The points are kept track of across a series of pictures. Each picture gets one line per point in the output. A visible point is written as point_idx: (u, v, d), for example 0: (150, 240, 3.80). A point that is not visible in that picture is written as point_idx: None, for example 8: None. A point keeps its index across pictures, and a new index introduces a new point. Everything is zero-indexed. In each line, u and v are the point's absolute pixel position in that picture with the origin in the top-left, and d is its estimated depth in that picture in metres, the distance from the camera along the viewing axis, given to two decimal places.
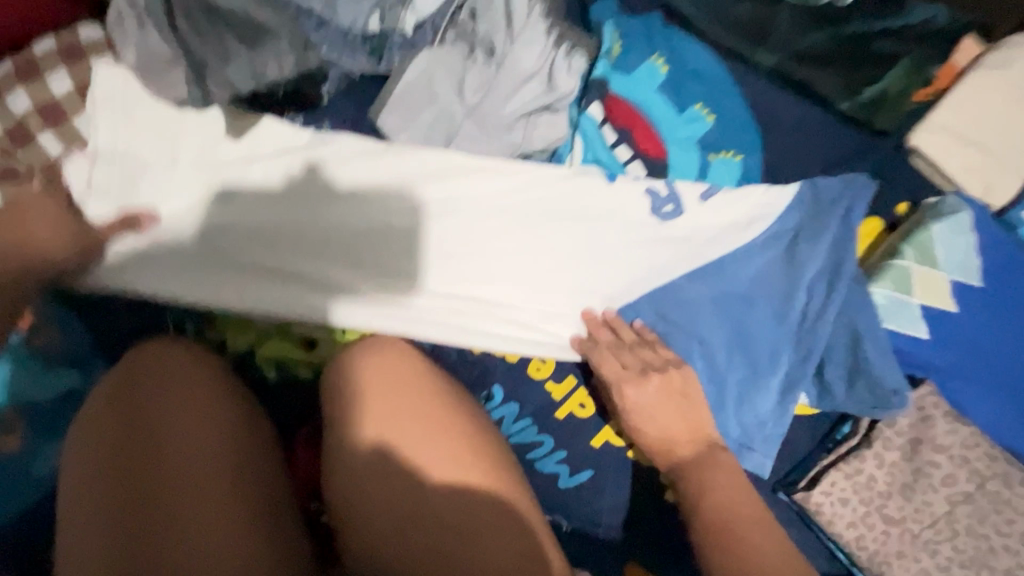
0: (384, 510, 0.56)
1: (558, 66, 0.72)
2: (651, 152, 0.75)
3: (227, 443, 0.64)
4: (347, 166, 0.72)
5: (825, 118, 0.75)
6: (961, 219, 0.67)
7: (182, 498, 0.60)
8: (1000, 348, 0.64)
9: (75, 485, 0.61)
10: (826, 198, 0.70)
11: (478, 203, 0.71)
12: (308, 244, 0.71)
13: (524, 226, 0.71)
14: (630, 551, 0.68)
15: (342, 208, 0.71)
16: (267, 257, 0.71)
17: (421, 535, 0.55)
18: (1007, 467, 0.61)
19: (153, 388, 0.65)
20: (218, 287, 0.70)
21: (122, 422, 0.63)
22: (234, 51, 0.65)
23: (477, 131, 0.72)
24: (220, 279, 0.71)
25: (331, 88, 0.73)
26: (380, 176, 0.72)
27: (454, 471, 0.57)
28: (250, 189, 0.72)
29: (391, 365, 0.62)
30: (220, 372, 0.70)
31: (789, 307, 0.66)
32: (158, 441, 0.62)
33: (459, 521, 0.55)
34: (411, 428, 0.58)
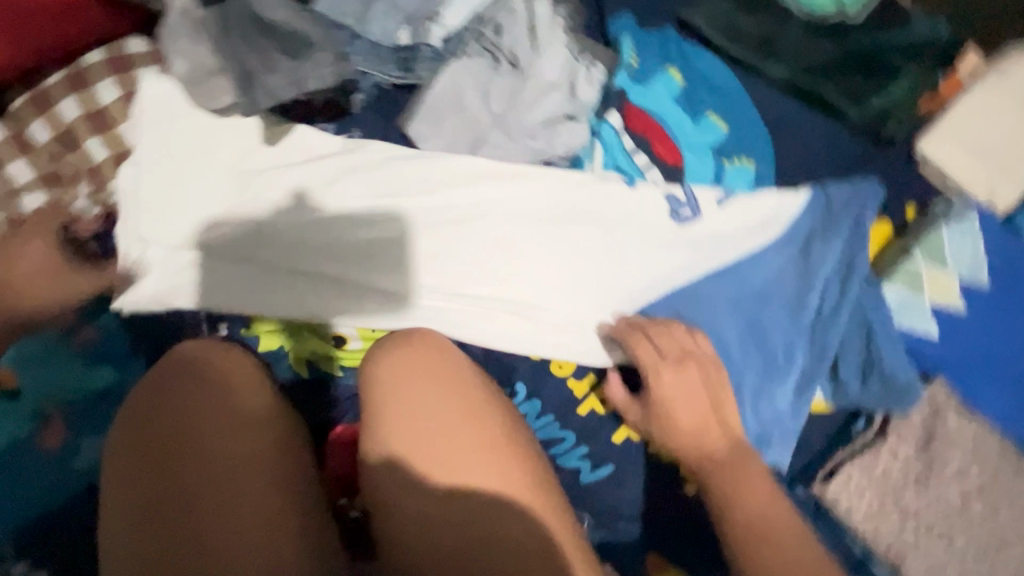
0: (415, 494, 0.61)
1: (580, 78, 0.77)
2: (667, 159, 0.78)
3: (257, 443, 0.67)
4: (376, 172, 0.75)
5: (831, 127, 0.79)
6: (971, 221, 0.69)
7: (216, 497, 0.63)
8: (1006, 345, 0.67)
9: (119, 472, 0.64)
10: (837, 202, 0.72)
11: (503, 208, 0.74)
12: (339, 247, 0.73)
13: (546, 228, 0.74)
14: (651, 543, 0.70)
15: (372, 211, 0.74)
16: (301, 260, 0.73)
17: (447, 519, 0.60)
18: (1015, 458, 0.64)
19: (189, 383, 0.68)
20: (254, 289, 0.73)
21: (156, 421, 0.66)
22: (277, 62, 0.68)
23: (503, 138, 0.76)
24: (255, 281, 0.73)
25: (362, 98, 0.78)
26: (408, 181, 0.75)
27: (475, 474, 0.61)
28: (281, 193, 0.74)
29: (423, 358, 0.65)
30: (252, 370, 0.72)
31: (805, 307, 0.69)
32: (192, 441, 0.65)
33: (482, 508, 0.60)
34: (442, 417, 0.63)
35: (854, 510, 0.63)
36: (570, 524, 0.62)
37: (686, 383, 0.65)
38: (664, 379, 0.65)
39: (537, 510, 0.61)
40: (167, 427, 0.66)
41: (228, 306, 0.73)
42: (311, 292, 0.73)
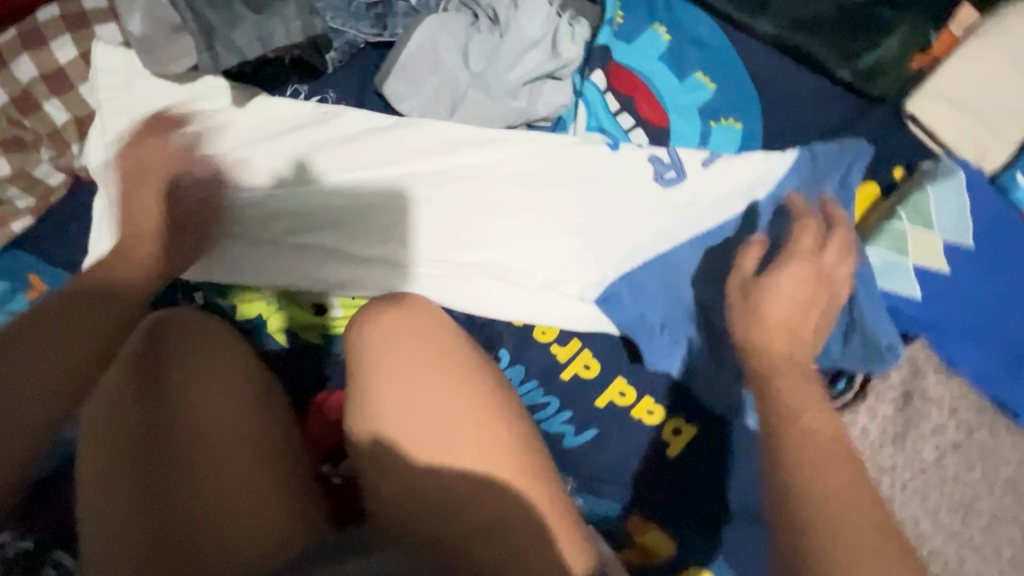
0: (407, 446, 0.60)
1: (562, 34, 0.74)
2: (653, 120, 0.76)
3: (237, 410, 0.65)
4: (359, 136, 0.73)
5: (821, 86, 0.77)
6: (955, 181, 0.69)
7: (195, 463, 0.62)
8: (992, 304, 0.66)
9: (94, 430, 0.63)
10: (825, 162, 0.71)
11: (486, 172, 0.72)
12: (318, 213, 0.72)
13: (531, 192, 0.72)
14: (632, 505, 0.70)
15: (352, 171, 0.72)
16: (283, 227, 0.72)
17: (439, 472, 0.59)
18: (990, 417, 0.66)
19: (177, 348, 0.68)
20: (241, 262, 0.73)
21: (136, 387, 0.65)
22: (239, 13, 0.62)
23: (482, 98, 0.73)
24: (243, 253, 0.73)
25: (336, 57, 0.75)
26: (390, 146, 0.72)
27: (457, 436, 0.60)
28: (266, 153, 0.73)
29: (414, 316, 0.66)
30: (234, 338, 0.71)
31: (813, 249, 0.63)
32: (173, 408, 0.64)
33: (472, 463, 0.59)
34: (434, 373, 0.62)
35: None
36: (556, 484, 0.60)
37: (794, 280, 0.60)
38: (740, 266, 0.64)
39: (523, 470, 0.59)
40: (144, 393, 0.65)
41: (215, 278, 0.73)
42: (297, 260, 0.73)
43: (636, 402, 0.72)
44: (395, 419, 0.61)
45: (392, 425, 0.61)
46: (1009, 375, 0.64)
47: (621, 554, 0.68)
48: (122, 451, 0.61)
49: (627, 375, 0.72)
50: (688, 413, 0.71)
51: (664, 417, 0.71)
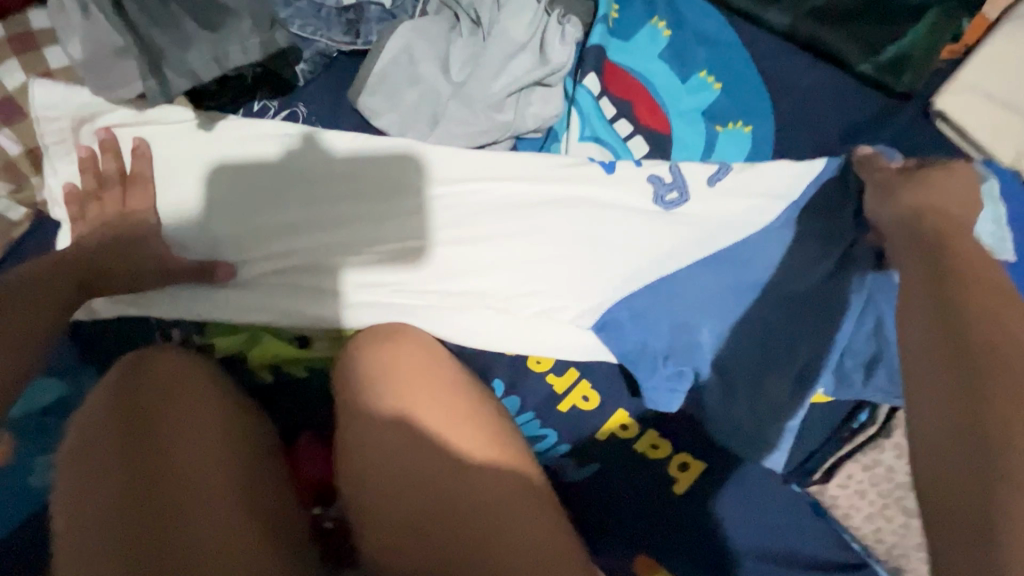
0: (407, 496, 0.57)
1: (551, 36, 0.67)
2: (653, 127, 0.70)
3: (235, 443, 0.62)
4: (354, 150, 0.67)
5: (840, 81, 0.69)
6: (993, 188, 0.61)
7: (193, 501, 0.56)
8: None
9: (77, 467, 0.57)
10: (852, 179, 0.65)
11: (496, 189, 0.67)
12: (305, 241, 0.67)
13: (540, 213, 0.66)
14: (637, 545, 0.66)
15: (349, 188, 0.67)
16: (269, 255, 0.67)
17: (444, 523, 0.56)
18: None
19: (169, 380, 0.63)
20: (218, 298, 0.67)
21: (122, 424, 0.59)
22: (190, 33, 0.58)
23: (464, 112, 0.66)
24: (218, 288, 0.67)
25: (306, 68, 0.69)
26: (393, 166, 0.67)
27: (458, 444, 0.58)
28: (249, 162, 0.68)
29: (413, 353, 0.62)
30: (216, 379, 0.66)
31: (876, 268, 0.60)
32: (164, 443, 0.59)
33: (481, 510, 0.56)
34: (441, 415, 0.59)
35: (854, 512, 0.65)
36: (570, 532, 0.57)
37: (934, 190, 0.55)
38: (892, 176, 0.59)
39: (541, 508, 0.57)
40: (129, 430, 0.59)
41: (188, 316, 0.67)
42: (279, 294, 0.67)
43: (640, 435, 0.67)
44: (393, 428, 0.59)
45: (394, 436, 0.58)
46: None
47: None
48: (105, 489, 0.56)
49: (629, 406, 0.67)
50: (695, 445, 0.67)
51: (670, 451, 0.66)
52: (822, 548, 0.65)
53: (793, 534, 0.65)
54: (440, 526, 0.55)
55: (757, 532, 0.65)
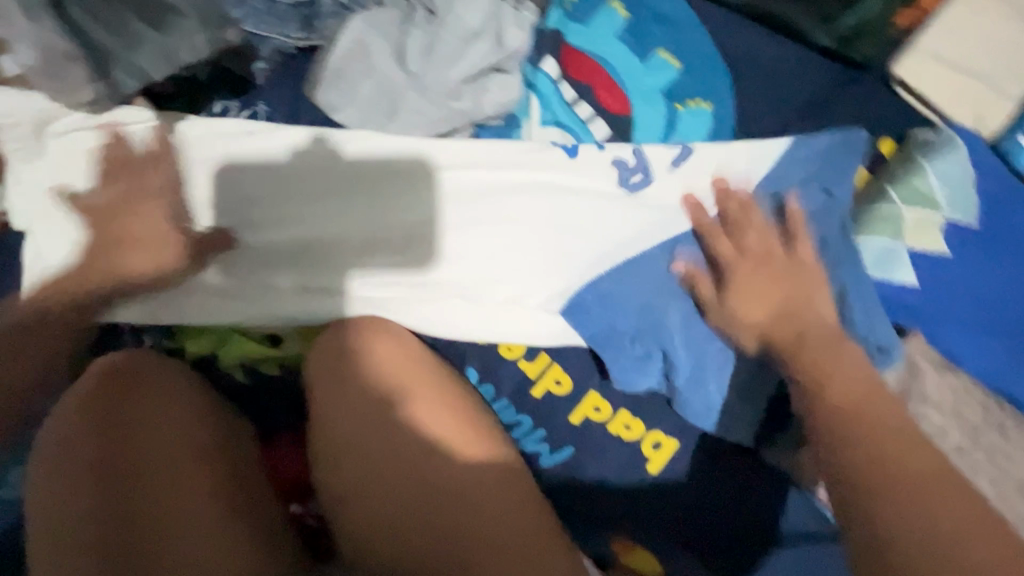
0: (401, 490, 0.56)
1: (507, 23, 0.67)
2: (614, 108, 0.70)
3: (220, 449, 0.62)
4: (360, 142, 0.66)
5: (799, 54, 0.70)
6: (957, 150, 0.62)
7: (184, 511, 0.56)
8: (1000, 287, 0.58)
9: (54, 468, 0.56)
10: (819, 156, 0.64)
11: (498, 175, 0.66)
12: (305, 239, 0.67)
13: (534, 199, 0.66)
14: (616, 528, 0.66)
15: (355, 182, 0.67)
16: (241, 254, 0.67)
17: (433, 515, 0.55)
18: (1003, 416, 0.56)
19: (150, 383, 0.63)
20: (191, 299, 0.67)
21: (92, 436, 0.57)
22: (138, 33, 0.58)
23: (421, 101, 0.66)
24: (189, 288, 0.67)
25: (265, 67, 0.70)
26: (399, 158, 0.66)
27: (441, 438, 0.58)
28: (252, 162, 0.67)
29: (398, 351, 0.63)
30: (180, 380, 0.65)
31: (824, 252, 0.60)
32: (150, 451, 0.58)
33: (472, 503, 0.55)
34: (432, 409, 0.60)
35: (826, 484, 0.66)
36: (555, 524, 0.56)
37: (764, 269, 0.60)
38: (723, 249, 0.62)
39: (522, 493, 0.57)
40: (109, 439, 0.58)
41: (160, 319, 0.68)
42: (247, 292, 0.67)
43: (612, 417, 0.67)
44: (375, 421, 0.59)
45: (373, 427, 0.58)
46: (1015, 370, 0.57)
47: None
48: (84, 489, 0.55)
49: (601, 389, 0.68)
50: (669, 425, 0.67)
51: (643, 431, 0.66)
52: (793, 517, 0.66)
53: (770, 510, 0.65)
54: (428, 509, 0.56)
55: (733, 509, 0.66)
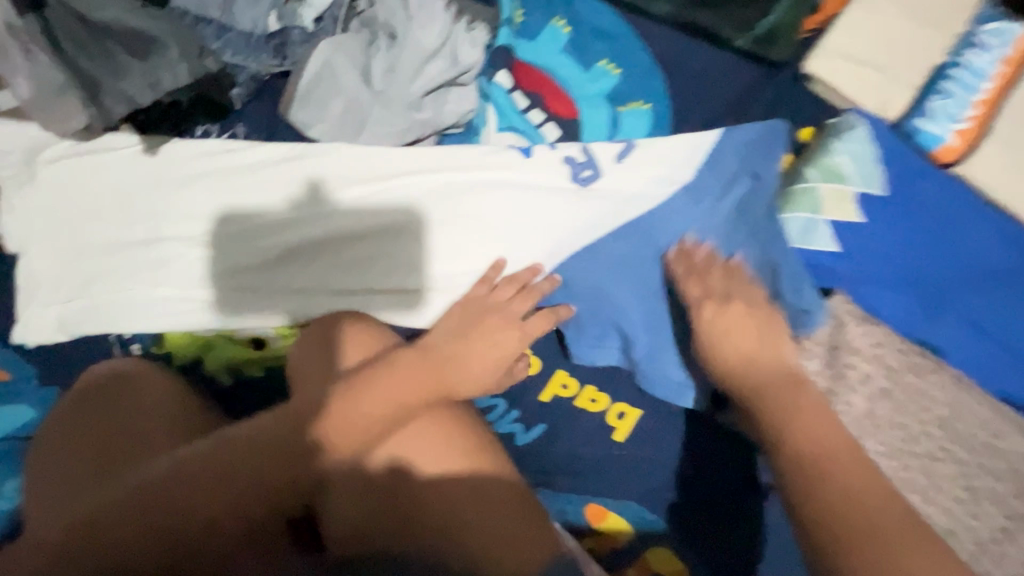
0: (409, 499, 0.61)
1: (460, 41, 0.75)
2: (562, 113, 0.77)
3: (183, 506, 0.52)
4: (354, 189, 0.72)
5: (723, 56, 0.78)
6: (859, 132, 0.70)
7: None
8: (912, 249, 0.66)
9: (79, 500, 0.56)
10: (748, 145, 0.71)
11: (481, 201, 0.72)
12: (303, 270, 0.71)
13: (508, 210, 0.72)
14: (588, 495, 0.70)
15: (352, 221, 0.72)
16: (224, 264, 0.71)
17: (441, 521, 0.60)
18: (915, 358, 0.63)
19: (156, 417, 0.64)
20: (176, 308, 0.71)
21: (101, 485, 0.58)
22: (125, 64, 0.64)
23: (386, 114, 0.73)
24: (174, 298, 0.71)
25: (241, 92, 0.76)
26: (388, 202, 0.72)
27: (431, 457, 0.61)
28: (252, 208, 0.72)
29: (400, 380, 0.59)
30: (167, 385, 0.67)
31: (757, 238, 0.68)
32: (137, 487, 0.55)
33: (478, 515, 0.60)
34: (428, 432, 0.62)
35: None
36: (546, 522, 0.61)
37: (735, 317, 0.62)
38: (692, 293, 0.65)
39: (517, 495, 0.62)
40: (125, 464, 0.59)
41: (148, 329, 0.71)
42: (230, 298, 0.71)
43: (579, 393, 0.72)
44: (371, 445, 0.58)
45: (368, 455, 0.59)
46: (926, 320, 0.65)
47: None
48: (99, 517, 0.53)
49: (568, 367, 0.72)
50: (631, 396, 0.72)
51: (608, 403, 0.71)
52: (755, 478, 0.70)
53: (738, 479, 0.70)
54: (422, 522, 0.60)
55: (694, 468, 0.70)
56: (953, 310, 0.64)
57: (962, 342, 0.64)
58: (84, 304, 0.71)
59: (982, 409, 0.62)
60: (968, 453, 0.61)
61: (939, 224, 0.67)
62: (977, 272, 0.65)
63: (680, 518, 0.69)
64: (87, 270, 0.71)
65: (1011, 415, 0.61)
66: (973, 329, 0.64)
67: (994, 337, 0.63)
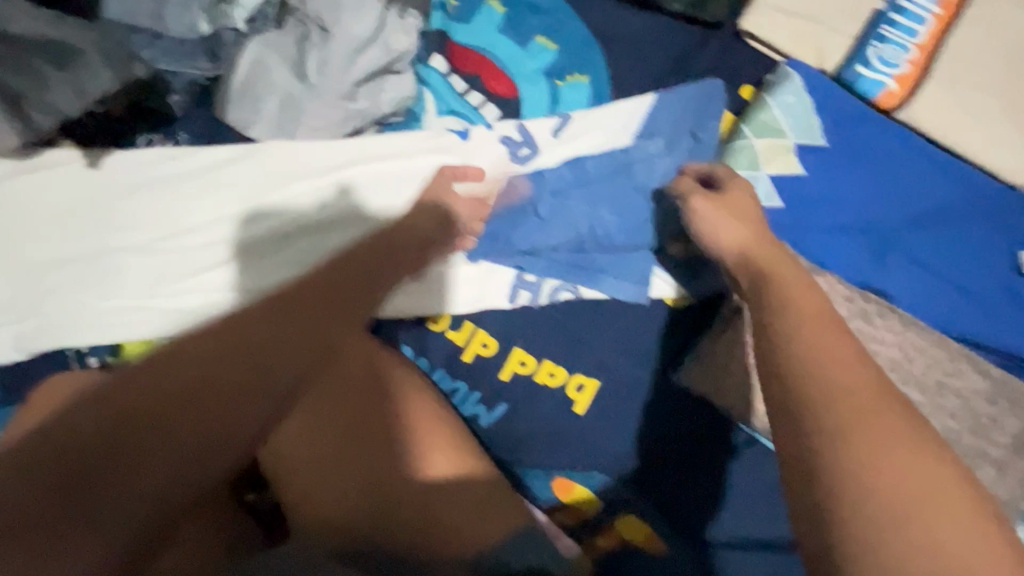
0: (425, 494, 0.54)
1: (391, 28, 0.73)
2: (502, 92, 0.77)
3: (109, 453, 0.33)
4: (354, 198, 0.72)
5: (657, 22, 0.78)
6: (795, 83, 0.71)
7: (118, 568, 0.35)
8: (854, 195, 0.68)
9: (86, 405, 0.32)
10: (684, 106, 0.72)
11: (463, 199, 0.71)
12: (290, 279, 0.70)
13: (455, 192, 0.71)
14: (554, 467, 0.68)
15: (344, 231, 0.71)
16: (181, 269, 0.71)
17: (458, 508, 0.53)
18: (865, 304, 0.63)
19: None
20: (134, 315, 0.71)
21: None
22: (47, 75, 0.64)
23: (319, 107, 0.73)
24: (130, 307, 0.71)
25: (181, 99, 0.75)
26: (382, 205, 0.72)
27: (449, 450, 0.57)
28: (251, 221, 0.72)
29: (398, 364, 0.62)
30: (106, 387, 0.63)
31: None
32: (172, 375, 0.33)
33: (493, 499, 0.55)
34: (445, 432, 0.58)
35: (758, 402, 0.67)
36: (517, 501, 0.57)
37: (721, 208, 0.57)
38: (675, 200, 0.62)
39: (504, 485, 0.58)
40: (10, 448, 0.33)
41: (105, 339, 0.70)
42: (187, 303, 0.71)
43: (537, 368, 0.70)
44: (331, 397, 0.58)
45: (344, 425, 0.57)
46: (873, 264, 0.66)
47: (570, 553, 0.61)
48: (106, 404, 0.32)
49: (524, 343, 0.71)
50: (589, 365, 0.70)
51: (566, 375, 0.70)
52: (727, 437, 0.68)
53: (715, 445, 0.68)
54: (389, 516, 0.53)
55: (664, 432, 0.68)
56: (899, 253, 0.66)
57: (907, 282, 0.65)
58: (40, 321, 0.71)
59: (938, 350, 0.62)
60: (925, 393, 0.61)
61: (873, 168, 0.69)
62: (917, 211, 0.67)
63: (655, 495, 0.67)
64: (42, 286, 0.71)
65: (964, 352, 0.62)
66: (918, 268, 0.66)
67: (935, 273, 0.65)
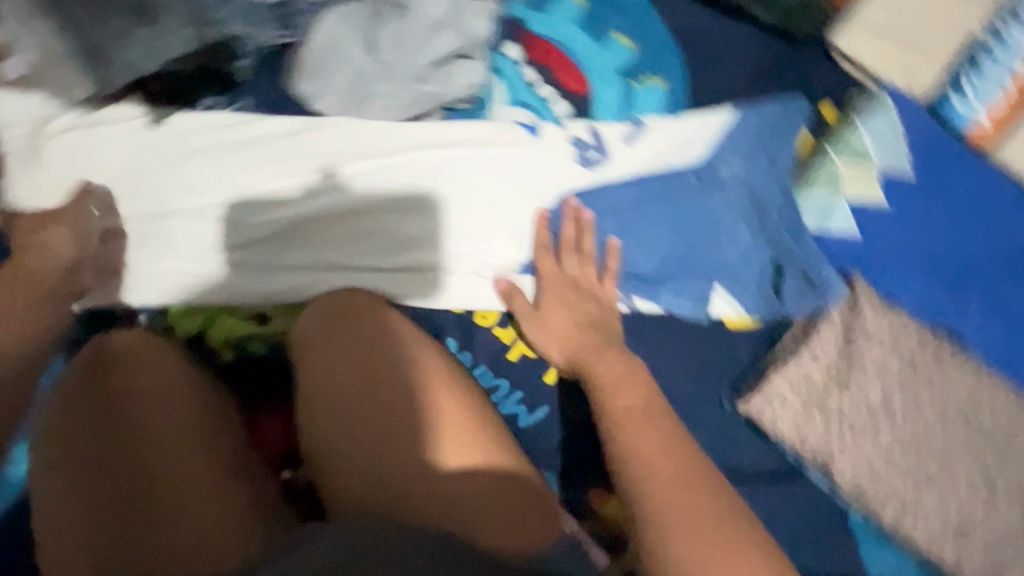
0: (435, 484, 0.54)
1: (469, 13, 0.72)
2: (574, 89, 0.74)
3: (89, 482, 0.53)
4: (415, 184, 0.70)
5: (743, 29, 0.75)
6: (883, 112, 0.70)
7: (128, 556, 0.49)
8: (937, 229, 0.67)
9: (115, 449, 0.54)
10: (766, 124, 0.69)
11: (526, 200, 0.70)
12: (344, 263, 0.70)
13: (521, 189, 0.70)
14: (592, 474, 0.68)
15: (404, 220, 0.70)
16: (231, 240, 0.70)
17: (464, 501, 0.53)
18: (932, 345, 0.63)
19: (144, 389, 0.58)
20: (187, 283, 0.70)
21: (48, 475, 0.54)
22: (130, 33, 0.67)
23: (391, 86, 0.71)
24: (184, 275, 0.70)
25: (248, 64, 0.73)
26: (444, 194, 0.70)
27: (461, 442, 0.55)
28: (304, 201, 0.70)
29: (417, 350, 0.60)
30: None
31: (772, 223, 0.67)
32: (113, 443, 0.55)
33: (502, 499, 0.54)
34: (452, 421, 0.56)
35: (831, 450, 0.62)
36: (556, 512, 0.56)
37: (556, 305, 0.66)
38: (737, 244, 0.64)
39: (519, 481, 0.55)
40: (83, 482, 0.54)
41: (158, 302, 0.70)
42: (239, 277, 0.70)
43: None
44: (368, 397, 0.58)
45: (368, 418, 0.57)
46: (947, 302, 0.66)
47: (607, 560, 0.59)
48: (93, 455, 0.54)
49: None
50: None
51: None
52: (789, 477, 0.64)
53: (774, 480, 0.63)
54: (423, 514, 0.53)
55: None
56: (974, 294, 0.66)
57: (976, 324, 0.66)
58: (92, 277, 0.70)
59: (999, 398, 0.62)
60: (982, 441, 0.61)
61: (961, 203, 0.67)
62: (999, 253, 0.67)
63: None
64: (93, 245, 0.70)
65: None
66: (991, 311, 0.66)
67: (1003, 318, 0.66)
